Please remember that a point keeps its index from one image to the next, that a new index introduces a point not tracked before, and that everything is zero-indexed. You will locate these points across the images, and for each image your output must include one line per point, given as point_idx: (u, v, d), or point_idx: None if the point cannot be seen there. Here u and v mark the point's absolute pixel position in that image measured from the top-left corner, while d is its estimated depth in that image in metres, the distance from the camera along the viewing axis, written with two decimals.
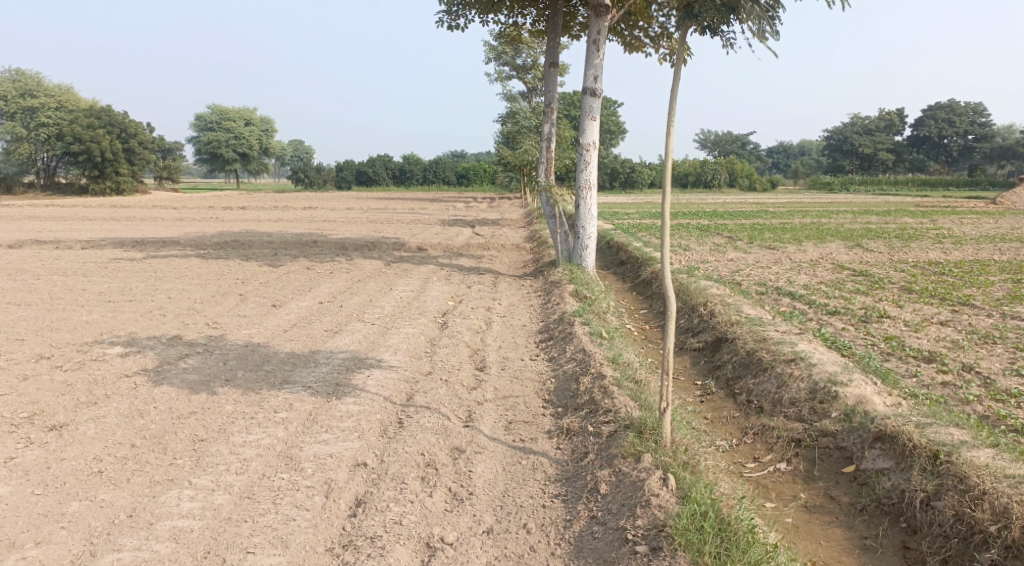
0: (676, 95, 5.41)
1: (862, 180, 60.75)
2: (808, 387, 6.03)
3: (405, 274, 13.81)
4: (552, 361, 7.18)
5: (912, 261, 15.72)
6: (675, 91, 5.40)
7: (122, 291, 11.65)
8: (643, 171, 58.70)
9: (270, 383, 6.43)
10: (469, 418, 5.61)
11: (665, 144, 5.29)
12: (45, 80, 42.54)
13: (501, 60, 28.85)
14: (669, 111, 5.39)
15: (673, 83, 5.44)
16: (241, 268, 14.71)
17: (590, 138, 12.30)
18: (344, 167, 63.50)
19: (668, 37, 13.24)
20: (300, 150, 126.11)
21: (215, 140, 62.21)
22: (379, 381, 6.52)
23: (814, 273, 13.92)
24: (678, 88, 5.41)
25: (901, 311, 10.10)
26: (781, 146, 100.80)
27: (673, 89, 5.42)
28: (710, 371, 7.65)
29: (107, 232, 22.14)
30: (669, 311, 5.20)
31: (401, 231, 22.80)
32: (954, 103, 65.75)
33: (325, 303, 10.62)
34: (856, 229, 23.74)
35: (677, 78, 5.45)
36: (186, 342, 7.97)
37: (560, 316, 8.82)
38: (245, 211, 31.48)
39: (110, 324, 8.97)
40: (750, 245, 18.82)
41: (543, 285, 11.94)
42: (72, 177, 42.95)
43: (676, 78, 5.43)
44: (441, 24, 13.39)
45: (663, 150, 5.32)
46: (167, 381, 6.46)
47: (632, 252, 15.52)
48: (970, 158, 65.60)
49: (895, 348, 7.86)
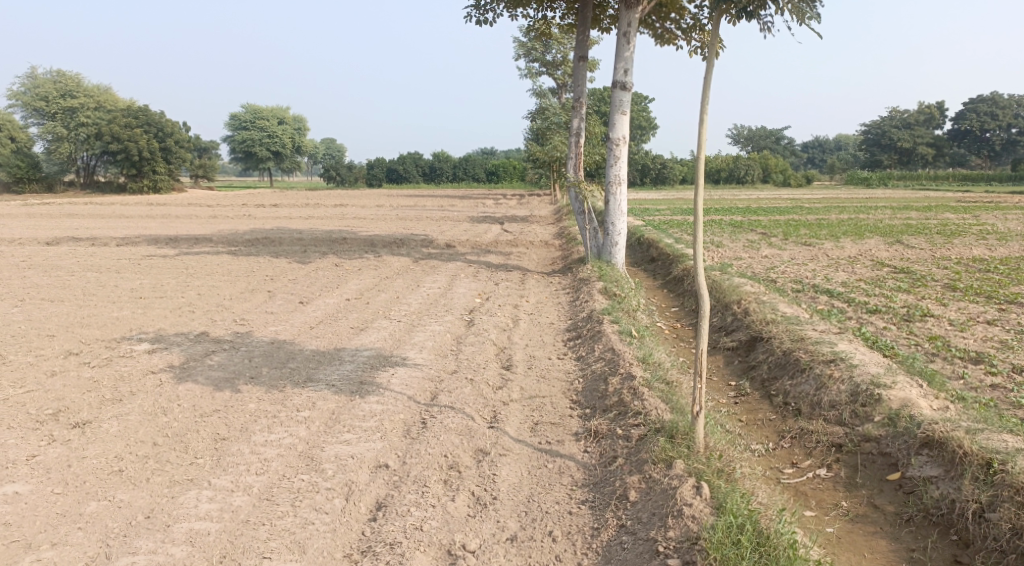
0: (709, 83, 5.19)
1: (901, 175, 59.32)
2: (849, 389, 5.76)
3: (433, 271, 13.73)
4: (580, 360, 7.00)
5: (955, 258, 15.17)
6: (708, 79, 5.17)
7: (153, 287, 11.75)
8: (675, 167, 58.10)
9: (294, 381, 6.35)
10: (494, 419, 5.46)
11: (698, 135, 5.08)
12: (85, 81, 43.49)
13: (531, 56, 28.65)
14: (702, 100, 5.17)
15: (706, 71, 5.22)
16: (270, 265, 14.77)
17: (619, 133, 12.06)
18: (375, 164, 63.92)
19: (700, 29, 12.94)
20: (333, 148, 127.63)
21: (249, 138, 63.06)
22: (403, 379, 6.40)
23: (852, 271, 13.50)
24: (711, 75, 5.18)
25: (944, 309, 9.71)
26: (816, 141, 99.05)
27: (706, 76, 5.20)
28: (744, 371, 7.40)
29: (143, 229, 22.51)
30: (702, 309, 4.96)
31: (430, 228, 22.78)
32: (998, 96, 63.80)
33: (352, 301, 10.56)
34: (895, 224, 23.07)
35: (710, 66, 5.22)
36: (212, 339, 7.96)
37: (589, 314, 8.62)
38: (277, 209, 31.80)
39: (139, 321, 9.01)
40: (785, 242, 18.39)
41: (572, 282, 11.76)
42: (111, 176, 43.86)
43: (710, 65, 5.20)
44: (469, 18, 13.25)
45: (696, 140, 5.10)
46: (191, 378, 6.43)
47: (663, 249, 15.22)
48: (1014, 151, 63.64)
49: (940, 349, 7.51)
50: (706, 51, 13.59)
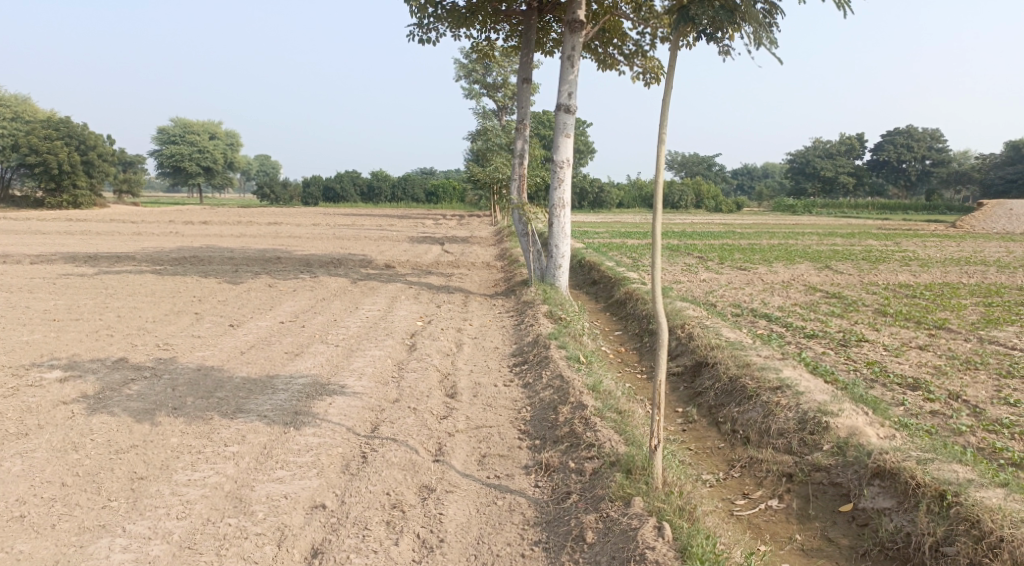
0: (668, 104, 5.10)
1: (825, 203, 61.90)
2: (797, 417, 5.74)
3: (372, 293, 13.33)
4: (527, 387, 6.79)
5: (882, 283, 15.71)
6: (667, 98, 5.08)
7: (68, 309, 10.97)
8: (612, 191, 59.07)
9: (222, 412, 5.91)
10: (440, 452, 5.18)
11: (657, 158, 4.98)
12: (0, 90, 41.18)
13: (472, 77, 28.62)
14: (661, 121, 5.08)
15: (664, 90, 5.13)
16: (198, 285, 14.07)
17: (563, 156, 12.01)
18: (311, 182, 62.72)
19: (643, 55, 13.10)
20: (267, 164, 125.04)
21: (178, 153, 60.91)
22: (341, 409, 6.05)
23: (787, 295, 13.79)
24: (670, 97, 5.10)
25: (878, 335, 9.94)
26: (745, 168, 102.64)
27: (665, 97, 5.11)
28: (690, 398, 7.33)
29: (59, 246, 21.21)
30: (660, 338, 4.83)
31: (368, 249, 22.28)
32: (912, 129, 67.51)
33: (287, 324, 10.09)
34: (824, 250, 23.86)
35: (668, 87, 5.14)
36: (133, 366, 7.41)
37: (535, 339, 8.44)
38: (207, 226, 30.65)
39: (51, 345, 8.34)
40: (722, 266, 18.73)
41: (515, 305, 11.58)
42: (27, 189, 41.50)
43: (668, 85, 5.10)
44: (412, 37, 13.03)
45: (655, 161, 5.01)
46: (107, 410, 5.91)
47: (605, 272, 15.24)
48: (927, 182, 67.33)
49: (879, 375, 7.62)
50: (647, 78, 13.77)
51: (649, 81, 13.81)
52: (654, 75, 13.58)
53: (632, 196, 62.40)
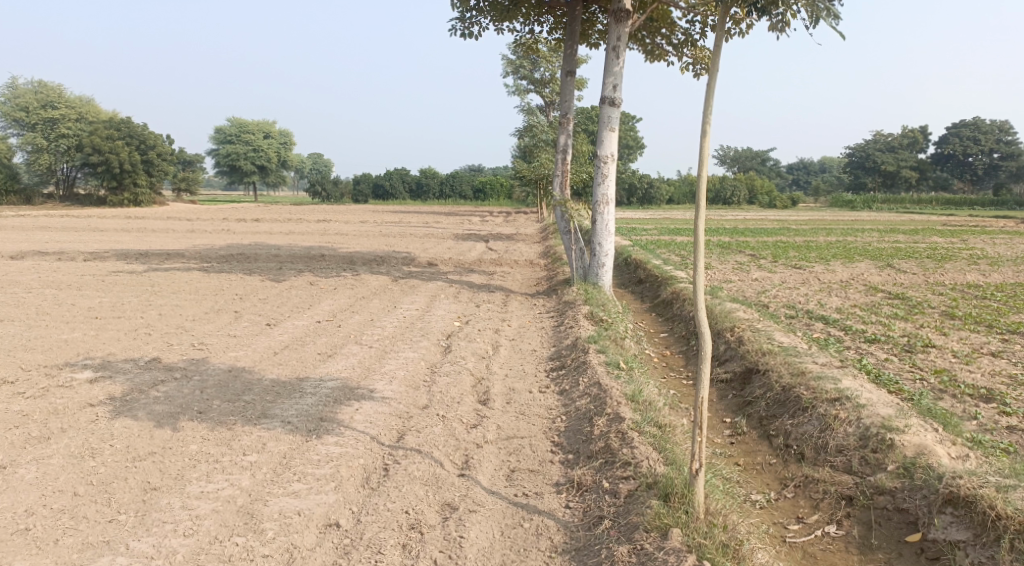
0: (713, 91, 4.71)
1: (885, 197, 59.60)
2: (858, 433, 5.26)
3: (412, 291, 13.14)
4: (563, 394, 6.43)
5: (949, 283, 14.79)
6: (713, 81, 4.68)
7: (112, 306, 11.07)
8: (661, 187, 58.15)
9: (246, 417, 5.72)
10: (466, 464, 4.87)
11: (700, 149, 4.58)
12: (66, 93, 42.71)
13: (519, 73, 28.27)
14: (705, 109, 4.68)
15: (710, 74, 4.73)
16: (242, 282, 14.12)
17: (608, 151, 11.58)
18: (361, 180, 63.46)
19: (692, 44, 12.57)
20: (320, 163, 127.51)
21: (233, 152, 62.30)
22: (367, 416, 5.79)
23: (845, 295, 13.07)
24: (714, 82, 4.70)
25: (947, 340, 9.23)
26: (800, 163, 99.81)
27: (709, 83, 4.72)
28: (739, 407, 6.85)
29: (114, 243, 21.71)
30: (703, 349, 4.36)
31: (413, 246, 22.18)
32: (980, 121, 64.50)
33: (323, 323, 9.93)
34: (885, 248, 22.77)
35: (714, 70, 4.73)
36: (164, 367, 7.31)
37: (574, 342, 8.06)
38: (258, 223, 31.09)
39: (89, 344, 8.34)
40: (775, 265, 17.94)
41: (556, 305, 11.21)
42: (90, 188, 42.92)
43: (713, 68, 4.70)
44: (454, 31, 12.74)
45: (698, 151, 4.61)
46: (131, 414, 5.78)
47: (651, 271, 14.74)
48: (996, 177, 64.24)
49: (949, 385, 6.99)
50: (698, 68, 13.22)
51: (699, 71, 13.25)
52: (705, 65, 13.01)
53: (683, 192, 61.27)
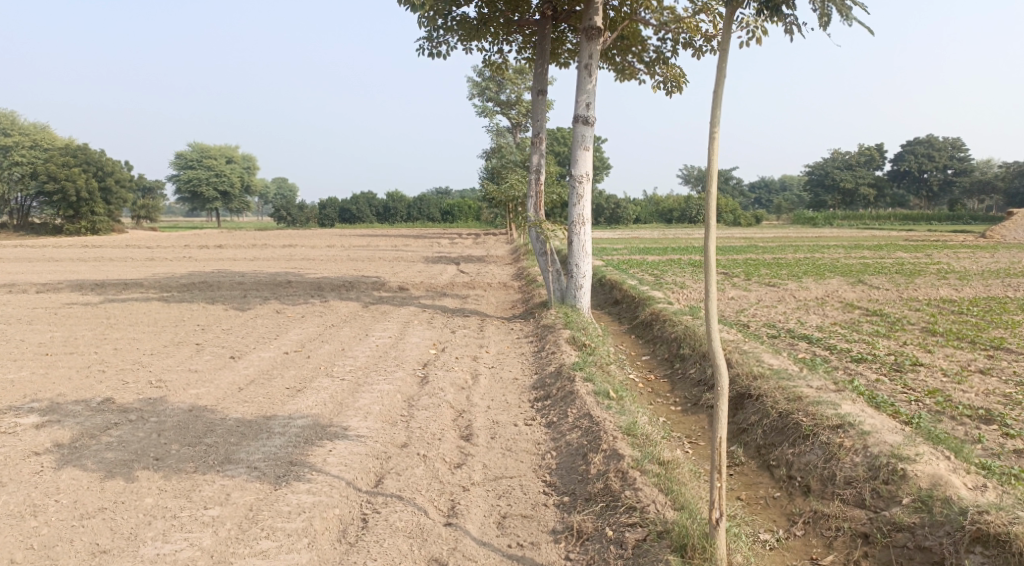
0: (721, 91, 4.50)
1: (845, 214, 60.82)
2: (866, 463, 5.00)
3: (384, 318, 12.67)
4: (550, 427, 6.05)
5: (923, 298, 14.79)
6: (720, 84, 4.49)
7: (64, 342, 10.41)
8: (628, 207, 58.64)
9: (207, 464, 5.23)
10: (452, 511, 4.46)
11: (709, 161, 4.34)
12: (20, 120, 41.50)
13: (485, 96, 28.06)
14: (711, 117, 4.46)
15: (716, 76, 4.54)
16: (204, 312, 13.50)
17: (582, 170, 11.33)
18: (327, 205, 62.73)
19: (664, 62, 12.44)
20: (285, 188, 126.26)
21: (196, 177, 61.15)
22: (342, 458, 5.34)
23: (824, 313, 12.96)
24: (723, 83, 4.50)
25: (932, 357, 9.09)
26: (761, 182, 101.65)
27: (717, 84, 4.51)
28: (734, 434, 6.55)
29: (69, 274, 20.81)
30: (718, 385, 4.01)
31: (382, 270, 21.70)
32: (933, 139, 66.36)
33: (291, 354, 9.42)
34: (853, 264, 22.93)
35: (723, 69, 4.55)
36: (118, 409, 6.75)
37: (558, 369, 7.69)
38: (221, 250, 30.29)
39: (36, 384, 7.72)
40: (750, 283, 17.86)
41: (535, 329, 10.85)
42: (46, 217, 41.55)
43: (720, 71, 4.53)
44: (422, 51, 12.44)
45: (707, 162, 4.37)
46: (79, 464, 5.26)
47: (628, 291, 14.50)
48: (950, 192, 66.00)
49: (945, 406, 6.77)
50: (669, 86, 13.11)
51: (671, 89, 13.15)
52: (677, 83, 12.91)
53: (649, 212, 61.72)
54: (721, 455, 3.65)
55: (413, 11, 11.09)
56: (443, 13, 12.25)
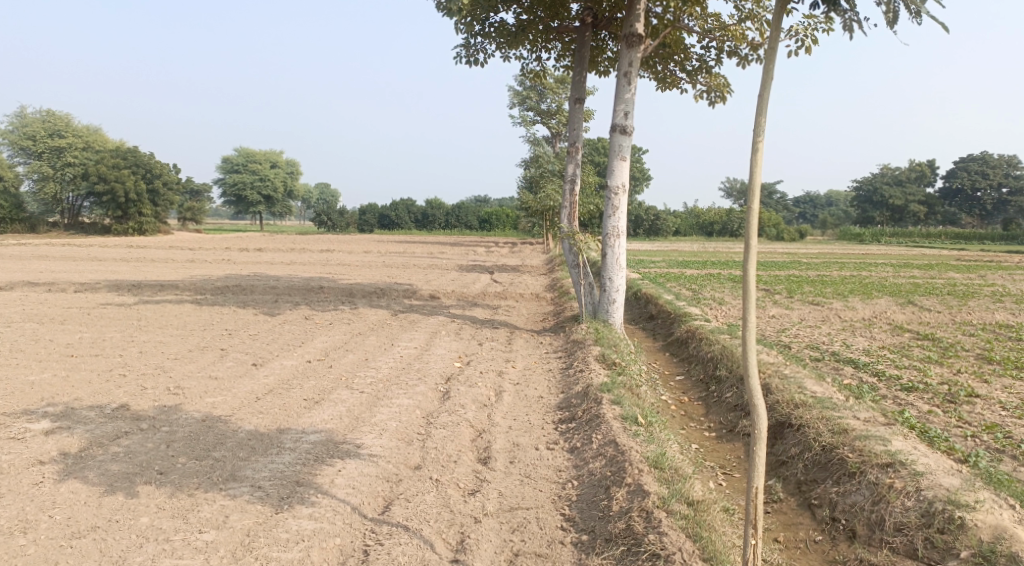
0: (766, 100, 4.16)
1: (893, 231, 59.04)
2: (919, 509, 4.52)
3: (412, 328, 12.43)
4: (574, 452, 5.70)
5: (978, 323, 13.98)
6: (765, 93, 4.17)
7: (92, 343, 10.39)
8: (668, 220, 57.96)
9: (211, 480, 5.01)
10: (461, 546, 4.14)
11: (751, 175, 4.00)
12: (74, 122, 42.68)
13: (525, 105, 27.79)
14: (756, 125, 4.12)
15: (761, 84, 4.21)
16: (234, 316, 13.45)
17: (618, 181, 10.94)
18: (367, 211, 63.29)
19: (707, 71, 12.00)
20: (327, 192, 128.63)
21: (240, 181, 62.29)
22: (350, 479, 5.05)
23: (871, 336, 12.32)
24: (768, 91, 4.15)
25: (990, 388, 8.46)
26: (806, 196, 99.42)
27: (762, 92, 4.18)
28: (772, 467, 6.11)
29: (109, 274, 21.09)
30: (756, 425, 3.60)
31: (416, 278, 21.56)
32: (988, 156, 64.14)
33: (313, 363, 9.20)
34: (902, 284, 21.99)
35: (769, 78, 4.22)
36: (131, 417, 6.59)
37: (585, 389, 7.32)
38: (260, 253, 30.59)
39: (55, 388, 7.62)
40: (792, 301, 17.24)
41: (565, 344, 10.49)
42: (96, 217, 42.58)
43: (766, 79, 4.21)
44: (459, 58, 12.21)
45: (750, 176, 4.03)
46: (80, 477, 5.08)
47: (663, 307, 14.04)
48: (1005, 211, 63.59)
49: (1007, 444, 6.21)
50: (712, 96, 12.65)
51: (714, 100, 12.68)
52: (720, 93, 12.44)
53: (689, 224, 60.88)
54: (756, 509, 3.44)
55: (450, 17, 10.90)
56: (481, 20, 12.02)
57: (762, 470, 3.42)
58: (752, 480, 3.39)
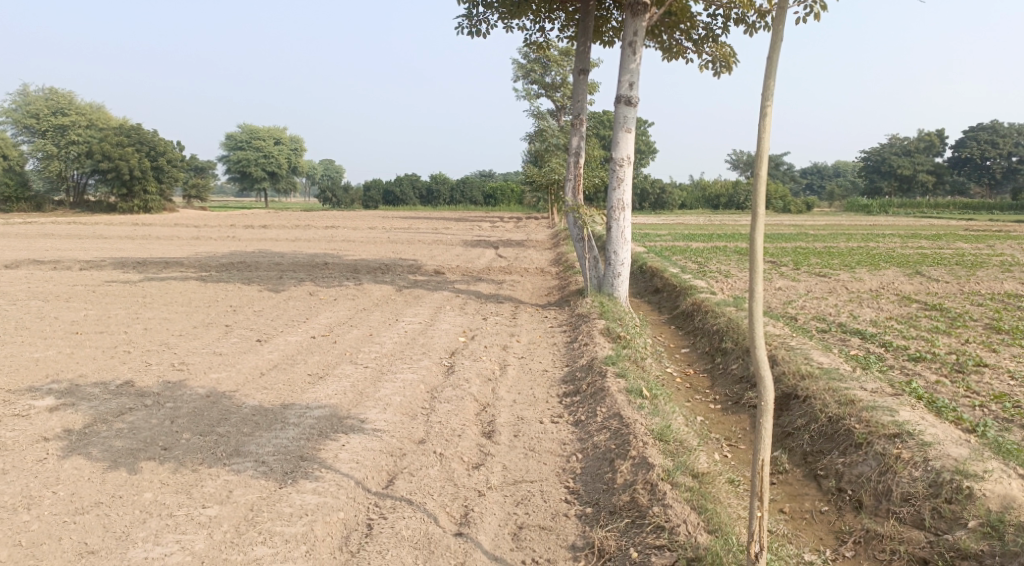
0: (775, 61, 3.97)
1: (901, 201, 58.56)
2: (927, 479, 4.48)
3: (416, 303, 12.40)
4: (579, 425, 5.67)
5: (986, 293, 13.87)
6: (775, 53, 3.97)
7: (97, 320, 10.39)
8: (674, 192, 57.65)
9: (215, 455, 5.01)
10: (464, 519, 4.13)
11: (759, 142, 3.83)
12: (77, 100, 42.44)
13: (529, 78, 27.45)
14: (764, 89, 3.93)
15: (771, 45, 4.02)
16: (239, 293, 13.44)
17: (623, 153, 10.80)
18: (372, 186, 63.07)
19: (713, 40, 11.79)
20: (332, 169, 128.26)
21: (244, 158, 62.04)
22: (354, 454, 5.04)
23: (878, 307, 12.24)
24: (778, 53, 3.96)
25: (999, 358, 8.40)
26: (813, 167, 98.55)
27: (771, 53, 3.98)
28: (778, 439, 6.08)
29: (114, 251, 21.09)
30: (763, 397, 3.43)
31: (420, 253, 21.52)
32: (999, 124, 63.33)
33: (317, 338, 9.20)
34: (910, 254, 21.82)
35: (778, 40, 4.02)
36: (136, 393, 6.60)
37: (589, 362, 7.28)
38: (265, 230, 30.53)
39: (60, 365, 7.63)
40: (799, 272, 17.13)
41: (569, 318, 10.45)
42: (100, 195, 42.53)
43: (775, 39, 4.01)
44: (460, 29, 12.02)
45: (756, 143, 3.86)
46: (85, 453, 5.09)
47: (669, 279, 13.97)
48: (1014, 180, 62.89)
49: (1015, 413, 6.16)
50: (718, 66, 12.45)
51: (720, 70, 12.48)
52: (726, 63, 12.24)
53: (695, 197, 60.55)
54: (763, 480, 3.29)
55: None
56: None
57: (767, 441, 3.28)
58: (758, 449, 3.26)
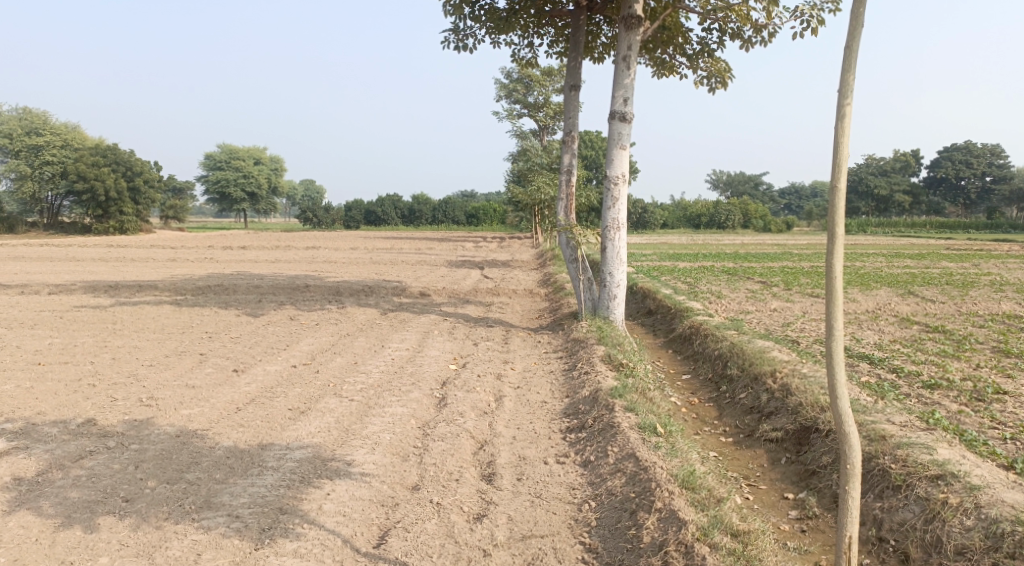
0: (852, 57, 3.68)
1: (879, 221, 58.98)
2: (982, 529, 4.06)
3: (402, 327, 11.83)
4: (589, 466, 5.17)
5: (984, 313, 13.60)
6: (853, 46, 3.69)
7: (61, 349, 9.70)
8: (656, 212, 57.81)
9: (182, 510, 4.43)
10: None
11: (839, 151, 3.53)
12: (52, 120, 41.48)
13: (512, 98, 27.16)
14: (842, 87, 3.66)
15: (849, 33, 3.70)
16: (215, 318, 12.78)
17: (618, 170, 10.38)
18: (352, 207, 62.41)
19: (709, 55, 11.48)
20: (312, 188, 127.75)
21: (223, 178, 61.13)
22: (340, 504, 4.50)
23: (880, 328, 11.89)
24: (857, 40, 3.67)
25: (1015, 383, 8.04)
26: (791, 187, 99.43)
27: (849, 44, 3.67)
28: (802, 479, 5.61)
29: (86, 274, 20.25)
30: (850, 462, 3.38)
31: (404, 274, 20.97)
32: (972, 145, 64.27)
33: (298, 368, 8.60)
34: (899, 274, 21.60)
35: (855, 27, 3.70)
36: (98, 433, 5.98)
37: (592, 394, 6.78)
38: (245, 251, 29.82)
39: (17, 401, 6.97)
40: (791, 293, 16.82)
41: (565, 343, 9.95)
42: (75, 216, 41.43)
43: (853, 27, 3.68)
44: (447, 43, 11.61)
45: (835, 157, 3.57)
46: (33, 507, 4.49)
47: (662, 301, 13.56)
48: (988, 200, 63.68)
49: None
50: (713, 82, 12.13)
51: (715, 85, 12.16)
52: (721, 78, 11.93)
53: (676, 217, 60.73)
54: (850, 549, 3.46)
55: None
56: (470, 3, 11.41)
57: (855, 518, 3.42)
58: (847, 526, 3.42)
